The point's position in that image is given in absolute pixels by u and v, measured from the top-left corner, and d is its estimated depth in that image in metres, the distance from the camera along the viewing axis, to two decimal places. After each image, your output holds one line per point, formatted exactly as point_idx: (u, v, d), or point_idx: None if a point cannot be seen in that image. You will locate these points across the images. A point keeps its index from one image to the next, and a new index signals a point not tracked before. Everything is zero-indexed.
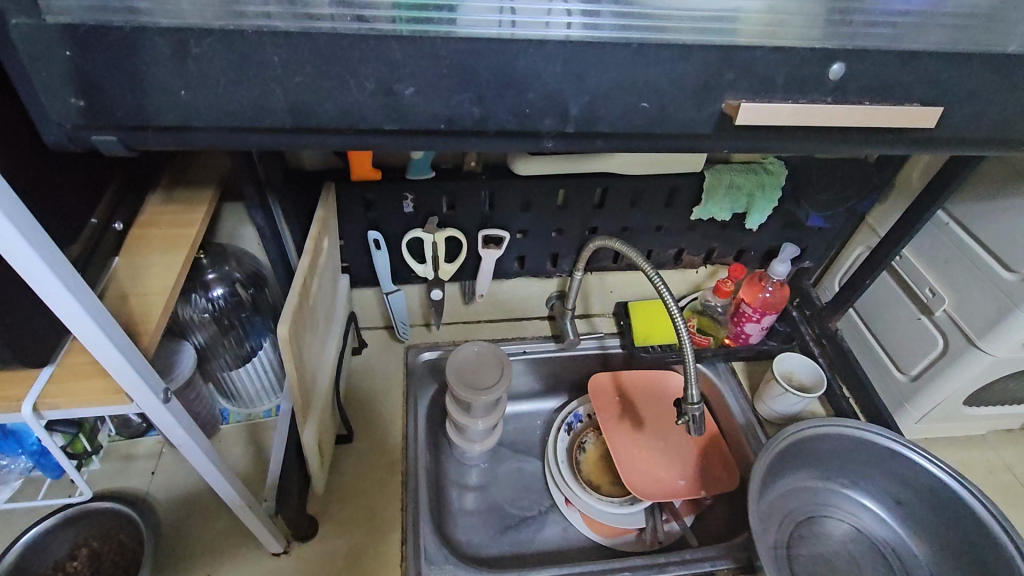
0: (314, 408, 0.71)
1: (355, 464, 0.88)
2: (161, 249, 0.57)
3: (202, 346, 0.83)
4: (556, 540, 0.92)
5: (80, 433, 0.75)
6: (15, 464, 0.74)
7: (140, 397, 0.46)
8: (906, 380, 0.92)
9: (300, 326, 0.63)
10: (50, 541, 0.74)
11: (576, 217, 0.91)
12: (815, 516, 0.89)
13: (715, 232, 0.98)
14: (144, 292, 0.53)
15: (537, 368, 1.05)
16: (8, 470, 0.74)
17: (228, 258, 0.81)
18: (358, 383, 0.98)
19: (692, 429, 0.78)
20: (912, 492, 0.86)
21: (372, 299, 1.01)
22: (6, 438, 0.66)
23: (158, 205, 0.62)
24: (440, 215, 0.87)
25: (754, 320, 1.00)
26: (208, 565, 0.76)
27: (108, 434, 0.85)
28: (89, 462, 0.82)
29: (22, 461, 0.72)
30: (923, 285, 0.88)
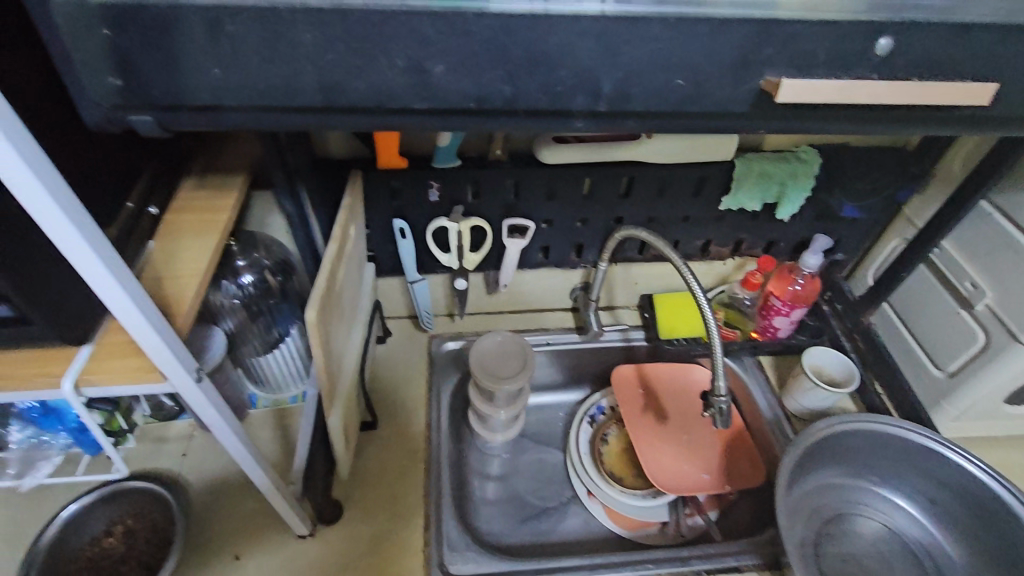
0: (340, 394, 0.72)
1: (378, 450, 0.89)
2: (193, 233, 0.58)
3: (231, 332, 0.83)
4: (578, 531, 0.92)
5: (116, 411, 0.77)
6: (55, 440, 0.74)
7: (175, 376, 0.47)
8: (942, 376, 0.89)
9: (327, 312, 0.64)
10: (87, 517, 0.76)
11: (602, 205, 0.90)
12: (845, 514, 0.87)
13: (744, 222, 0.96)
14: (177, 275, 0.54)
15: (559, 359, 1.05)
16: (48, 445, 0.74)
17: (256, 245, 0.84)
18: (382, 371, 0.99)
19: (718, 422, 0.77)
20: (948, 493, 0.83)
21: (396, 288, 1.01)
22: (47, 416, 0.69)
23: (191, 191, 0.63)
24: (465, 203, 0.87)
25: (784, 314, 0.97)
26: (236, 545, 0.77)
27: (144, 414, 0.87)
28: (125, 440, 0.84)
29: (61, 439, 0.73)
30: (963, 278, 0.85)
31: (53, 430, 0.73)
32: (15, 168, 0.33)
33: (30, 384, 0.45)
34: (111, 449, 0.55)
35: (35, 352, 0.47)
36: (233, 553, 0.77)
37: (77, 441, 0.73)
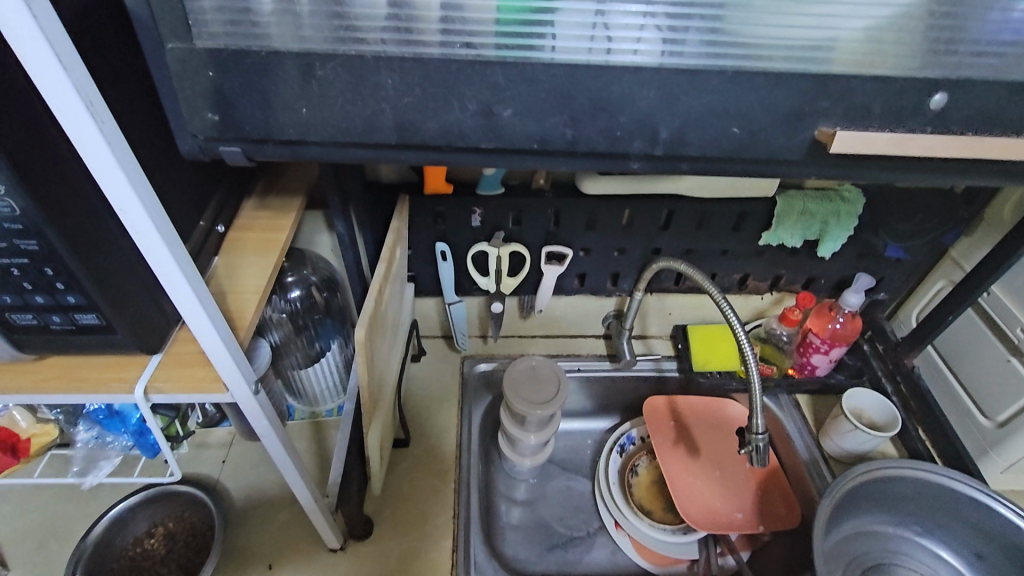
0: (379, 412, 0.74)
1: (410, 468, 0.90)
2: (255, 251, 0.62)
3: (276, 344, 0.86)
4: (604, 563, 0.91)
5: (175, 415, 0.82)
6: (116, 440, 0.79)
7: (235, 387, 0.49)
8: (992, 426, 0.86)
9: (373, 331, 0.66)
10: (132, 518, 0.80)
11: (641, 236, 0.91)
12: (885, 564, 0.84)
13: (782, 259, 0.96)
14: (240, 290, 0.57)
15: (591, 387, 1.05)
16: (110, 445, 0.79)
17: (305, 263, 0.87)
18: (416, 389, 1.01)
19: (754, 460, 0.76)
20: (997, 548, 0.80)
21: (433, 309, 1.04)
22: (112, 418, 0.74)
23: (254, 211, 0.67)
24: (506, 229, 0.89)
25: (822, 352, 0.97)
26: (269, 555, 0.79)
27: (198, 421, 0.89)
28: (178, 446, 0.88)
29: (123, 439, 0.78)
30: (1013, 324, 0.83)
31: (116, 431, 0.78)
32: (124, 191, 0.37)
33: (106, 388, 0.48)
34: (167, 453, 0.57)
35: (111, 358, 0.50)
36: (265, 563, 0.78)
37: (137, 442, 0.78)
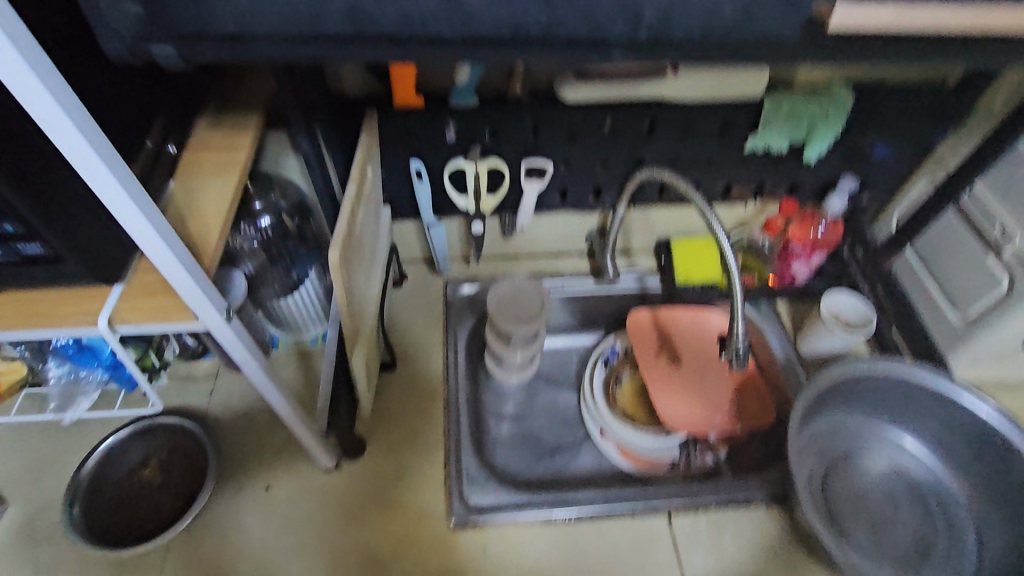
0: (362, 337, 0.73)
1: (398, 390, 0.91)
2: (213, 172, 0.57)
3: (251, 274, 0.83)
4: (590, 468, 0.96)
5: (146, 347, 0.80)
6: (91, 377, 0.78)
7: (206, 315, 0.47)
8: (961, 322, 0.89)
9: (349, 254, 0.63)
10: (124, 450, 0.81)
11: (625, 146, 0.87)
12: (854, 453, 0.89)
13: (767, 165, 0.93)
14: (201, 215, 0.54)
15: (575, 304, 1.05)
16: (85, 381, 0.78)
17: (272, 188, 0.84)
18: (399, 314, 1.00)
19: (734, 365, 0.78)
20: (958, 435, 0.85)
21: (413, 232, 1.01)
22: (84, 351, 0.71)
23: (208, 130, 0.62)
24: (482, 143, 0.84)
25: (803, 259, 0.99)
26: (265, 478, 0.81)
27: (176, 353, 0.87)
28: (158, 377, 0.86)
29: (97, 374, 0.76)
30: (992, 221, 0.83)
31: (89, 365, 0.75)
32: (45, 103, 0.33)
33: (68, 322, 0.46)
34: (146, 386, 0.56)
35: (70, 291, 0.48)
36: (263, 485, 0.81)
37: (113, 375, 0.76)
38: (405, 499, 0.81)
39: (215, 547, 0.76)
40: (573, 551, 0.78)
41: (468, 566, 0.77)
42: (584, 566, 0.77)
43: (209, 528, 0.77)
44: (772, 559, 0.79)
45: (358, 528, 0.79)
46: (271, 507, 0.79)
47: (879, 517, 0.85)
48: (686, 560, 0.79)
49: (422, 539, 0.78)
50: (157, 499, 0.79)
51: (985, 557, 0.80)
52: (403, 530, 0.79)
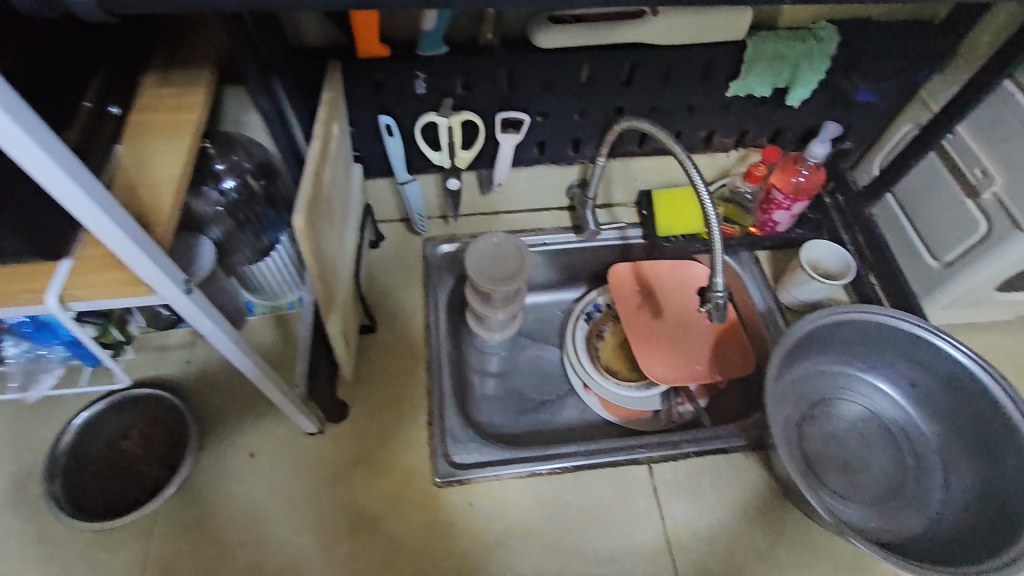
0: (337, 301, 0.72)
1: (380, 352, 0.91)
2: (163, 135, 0.54)
3: (219, 241, 0.81)
4: (574, 420, 0.97)
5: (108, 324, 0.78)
6: (52, 353, 0.76)
7: (162, 287, 0.45)
8: (938, 267, 0.90)
9: (316, 217, 0.61)
10: (101, 423, 0.81)
11: (603, 95, 0.84)
12: (829, 398, 0.92)
13: (750, 111, 0.90)
14: (151, 180, 0.51)
15: (556, 259, 1.04)
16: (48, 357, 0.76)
17: (235, 147, 0.80)
18: (377, 276, 0.98)
19: (714, 317, 0.77)
20: (930, 377, 0.87)
21: (387, 191, 0.97)
22: (41, 330, 0.68)
23: (155, 88, 0.58)
24: (455, 96, 0.80)
25: (784, 208, 0.96)
26: (249, 444, 0.81)
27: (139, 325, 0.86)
28: (123, 351, 0.85)
29: (59, 351, 0.74)
30: (973, 165, 0.83)
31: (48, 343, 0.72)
32: None
33: (14, 301, 0.44)
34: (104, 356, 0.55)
35: (14, 269, 0.45)
36: (247, 451, 0.81)
37: (75, 352, 0.73)
38: (390, 459, 0.82)
39: (202, 514, 0.76)
40: (557, 502, 0.80)
41: (456, 520, 0.78)
42: (568, 515, 0.80)
43: (195, 495, 0.77)
44: (749, 502, 0.82)
45: (345, 489, 0.79)
46: (256, 473, 0.79)
47: (851, 457, 0.88)
48: (667, 506, 0.81)
49: (409, 496, 0.80)
50: (140, 472, 0.79)
51: (950, 491, 0.83)
52: (390, 488, 0.80)
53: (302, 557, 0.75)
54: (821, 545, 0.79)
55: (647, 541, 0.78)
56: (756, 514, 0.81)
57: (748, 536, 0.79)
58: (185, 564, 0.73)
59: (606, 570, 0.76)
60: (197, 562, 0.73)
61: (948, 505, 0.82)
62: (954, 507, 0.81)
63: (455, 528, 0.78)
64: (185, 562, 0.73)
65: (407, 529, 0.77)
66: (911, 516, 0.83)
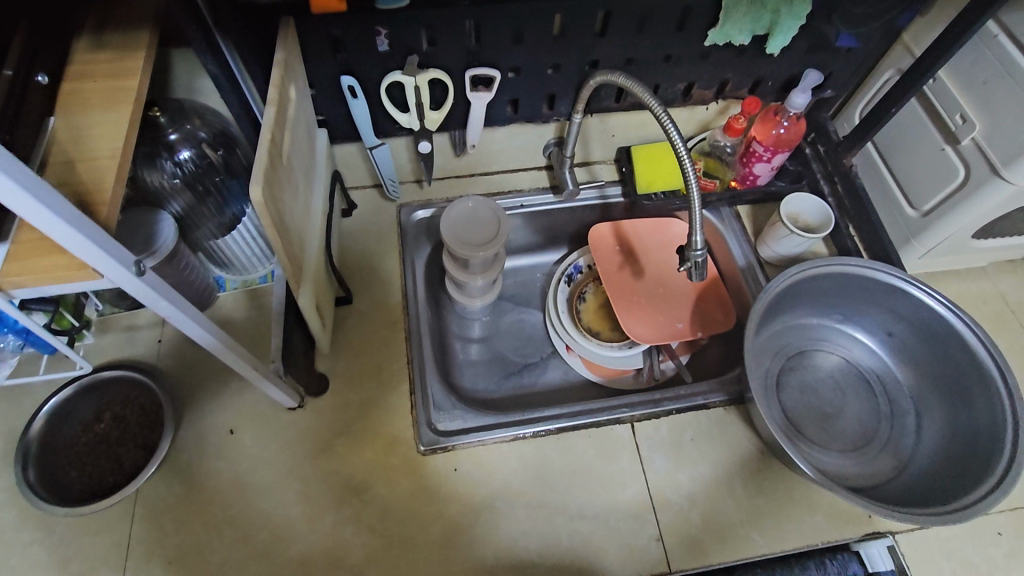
0: (308, 274, 0.70)
1: (358, 323, 0.89)
2: (100, 105, 0.52)
3: (181, 215, 0.78)
4: (557, 382, 0.97)
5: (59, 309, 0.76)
6: (5, 344, 0.78)
7: (111, 272, 0.44)
8: (916, 216, 0.89)
9: (275, 188, 0.58)
10: (74, 407, 0.80)
11: (576, 47, 0.80)
12: (807, 350, 0.93)
13: (729, 60, 0.87)
14: (91, 155, 0.49)
15: (535, 221, 1.02)
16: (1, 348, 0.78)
17: (187, 115, 0.74)
18: (352, 245, 0.95)
19: (694, 276, 0.77)
20: (906, 326, 0.88)
21: (356, 156, 0.93)
22: None
23: (88, 53, 0.55)
24: (420, 52, 0.76)
25: (765, 161, 0.93)
26: (229, 421, 0.80)
27: (98, 308, 0.84)
28: (82, 336, 0.82)
29: (11, 340, 0.76)
30: (953, 111, 0.81)
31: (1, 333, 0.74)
32: None
33: None
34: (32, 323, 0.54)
35: None
36: (228, 427, 0.80)
37: (28, 340, 0.76)
38: (373, 429, 0.82)
39: (185, 492, 0.76)
40: (542, 463, 0.81)
41: (441, 486, 0.79)
42: (553, 476, 0.81)
43: (176, 475, 0.76)
44: (730, 455, 0.83)
45: (329, 461, 0.79)
46: (237, 449, 0.79)
47: (827, 406, 0.90)
48: (650, 463, 0.82)
49: (394, 465, 0.80)
50: (117, 454, 0.78)
51: (922, 436, 0.85)
52: (375, 458, 0.80)
53: (289, 530, 0.75)
54: (798, 492, 0.81)
55: (630, 498, 0.80)
56: (735, 466, 0.83)
57: (729, 487, 0.81)
58: (172, 541, 0.73)
59: (591, 526, 0.78)
60: (184, 539, 0.73)
61: (920, 449, 0.84)
62: (925, 451, 0.83)
63: (441, 493, 0.79)
64: (170, 540, 0.73)
65: (394, 497, 0.78)
66: (884, 461, 0.86)
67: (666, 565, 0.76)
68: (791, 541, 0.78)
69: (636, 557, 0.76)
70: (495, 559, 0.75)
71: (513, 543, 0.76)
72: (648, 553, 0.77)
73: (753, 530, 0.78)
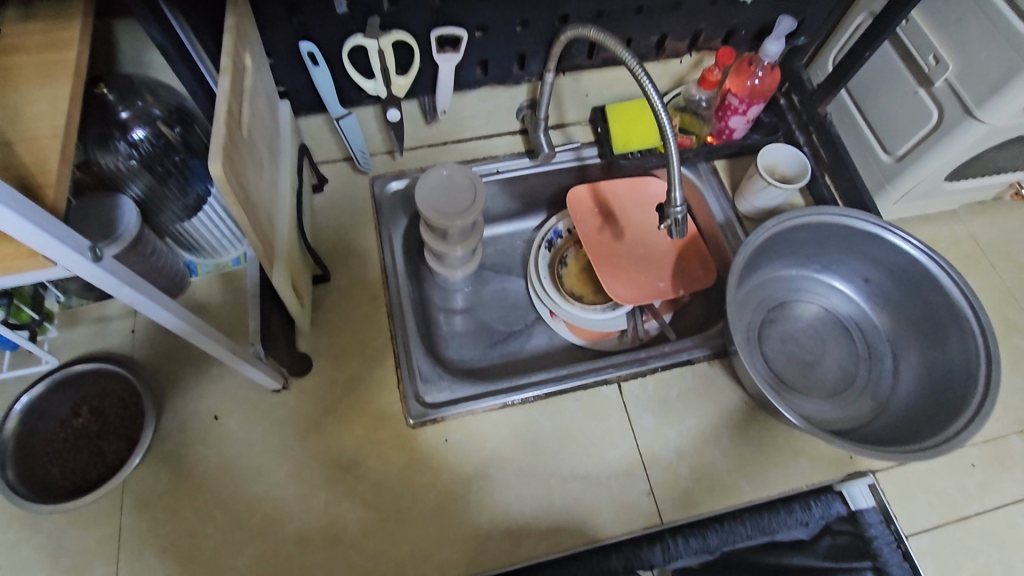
0: (280, 253, 0.68)
1: (338, 301, 0.87)
2: (38, 80, 0.49)
3: (143, 198, 0.74)
4: (543, 347, 0.97)
5: (15, 302, 0.73)
6: None
7: (68, 260, 0.42)
8: (891, 161, 0.90)
9: (238, 163, 0.55)
10: (49, 402, 0.78)
11: (544, 2, 0.77)
12: (787, 301, 0.94)
13: (702, 9, 0.85)
14: (32, 136, 0.46)
15: (512, 187, 1.00)
16: None
17: (138, 91, 0.70)
18: (325, 221, 0.92)
19: (674, 233, 0.76)
20: (883, 272, 0.89)
21: (323, 129, 0.89)
22: None
23: (19, 25, 0.52)
24: (381, 13, 0.73)
25: (741, 113, 0.93)
26: (213, 407, 0.79)
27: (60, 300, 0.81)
28: (45, 330, 0.79)
29: None
30: (926, 52, 0.80)
31: None
32: None
33: None
34: None
35: None
36: (212, 413, 0.78)
37: None
38: (361, 406, 0.81)
39: (173, 480, 0.75)
40: (532, 428, 0.82)
41: (433, 457, 0.79)
42: (543, 440, 0.81)
43: (162, 464, 0.75)
44: (715, 408, 0.85)
45: (318, 440, 0.79)
46: (223, 435, 0.78)
47: (808, 354, 0.92)
48: (637, 421, 0.83)
49: (384, 440, 0.80)
50: (99, 447, 0.76)
51: (899, 377, 0.88)
52: (365, 434, 0.79)
53: (283, 510, 0.75)
54: (782, 439, 0.83)
55: (620, 456, 0.81)
56: (721, 418, 0.84)
57: (716, 439, 0.83)
58: (164, 530, 0.72)
59: (584, 485, 0.79)
60: (176, 527, 0.72)
61: (897, 390, 0.86)
62: (902, 391, 0.86)
63: (434, 464, 0.79)
64: (162, 529, 0.72)
65: (386, 471, 0.78)
66: (862, 404, 0.88)
67: (659, 518, 0.78)
68: (777, 486, 0.81)
69: (628, 512, 0.78)
70: (491, 524, 0.76)
71: (508, 508, 0.77)
72: (640, 507, 0.78)
73: (740, 479, 0.81)
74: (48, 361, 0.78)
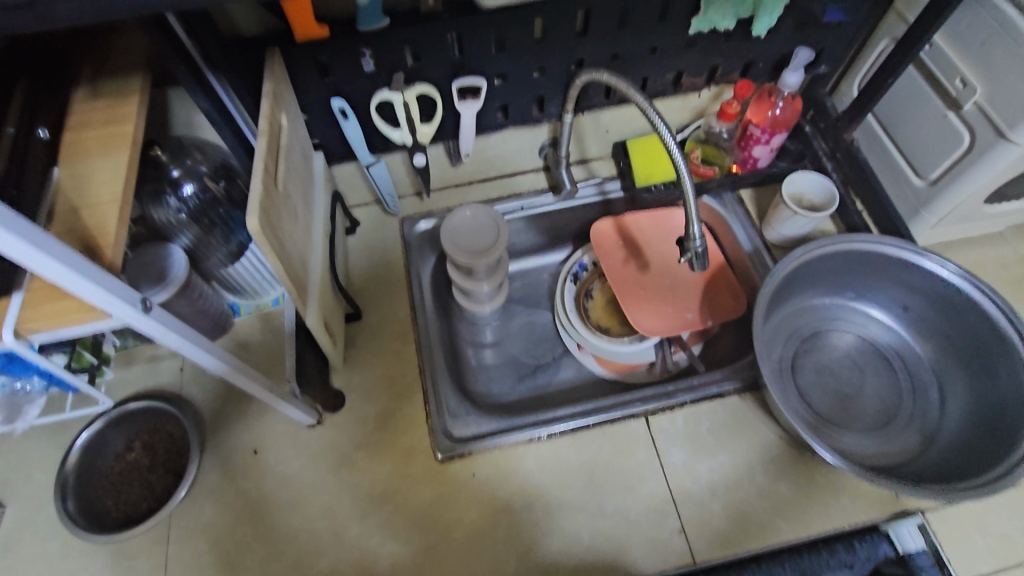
0: (313, 294, 0.72)
1: (369, 338, 0.91)
2: (100, 152, 0.55)
3: (190, 248, 0.81)
4: (571, 380, 0.98)
5: (77, 348, 0.79)
6: (32, 385, 0.80)
7: (120, 312, 0.46)
8: (924, 185, 0.87)
9: (272, 216, 0.60)
10: (105, 439, 0.84)
11: (559, 49, 0.80)
12: (821, 331, 0.92)
13: (717, 46, 0.86)
14: (95, 201, 0.52)
15: (537, 222, 1.03)
16: (29, 390, 0.81)
17: (187, 151, 0.77)
18: (359, 261, 0.97)
19: (696, 266, 0.76)
20: (921, 298, 0.86)
21: (355, 175, 0.95)
22: (13, 363, 0.72)
23: (86, 102, 0.58)
24: (405, 69, 0.77)
25: (763, 142, 0.93)
26: (253, 441, 0.83)
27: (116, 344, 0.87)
28: (103, 372, 0.85)
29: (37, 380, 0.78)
30: (953, 76, 0.79)
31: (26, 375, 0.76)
32: None
33: None
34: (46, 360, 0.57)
35: None
36: (252, 447, 0.82)
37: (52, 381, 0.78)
38: (392, 441, 0.83)
39: (216, 513, 0.78)
40: (559, 464, 0.82)
41: (461, 492, 0.80)
42: (570, 475, 0.81)
43: (205, 497, 0.79)
44: (748, 442, 0.83)
45: (350, 475, 0.81)
46: (261, 469, 0.81)
47: (845, 386, 0.88)
48: (666, 456, 0.82)
49: (413, 474, 0.81)
50: (149, 480, 0.81)
51: (945, 410, 0.83)
52: (395, 468, 0.82)
53: (318, 543, 0.77)
54: (821, 476, 0.80)
55: (650, 492, 0.80)
56: (754, 454, 0.82)
57: (750, 475, 0.81)
58: (207, 561, 0.76)
59: (613, 522, 0.78)
60: (219, 558, 0.76)
61: (944, 424, 0.82)
62: (950, 425, 0.81)
63: (461, 499, 0.80)
64: (205, 560, 0.76)
65: (416, 506, 0.79)
66: (907, 438, 0.84)
67: (692, 557, 0.76)
68: (817, 526, 0.77)
69: (659, 551, 0.76)
70: (519, 561, 0.76)
71: (536, 545, 0.77)
72: (671, 546, 0.77)
73: (777, 517, 0.78)
74: (105, 403, 0.83)
